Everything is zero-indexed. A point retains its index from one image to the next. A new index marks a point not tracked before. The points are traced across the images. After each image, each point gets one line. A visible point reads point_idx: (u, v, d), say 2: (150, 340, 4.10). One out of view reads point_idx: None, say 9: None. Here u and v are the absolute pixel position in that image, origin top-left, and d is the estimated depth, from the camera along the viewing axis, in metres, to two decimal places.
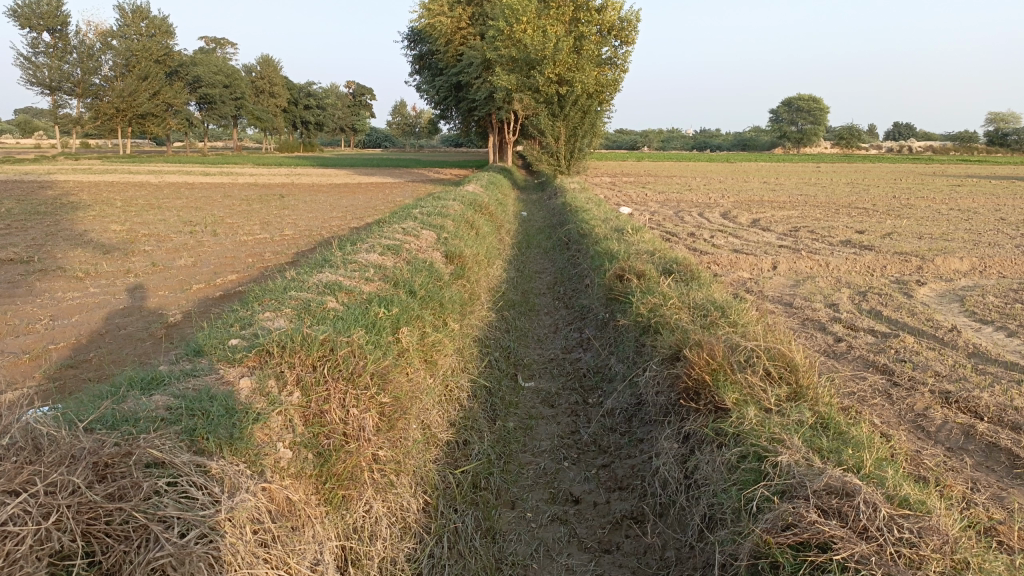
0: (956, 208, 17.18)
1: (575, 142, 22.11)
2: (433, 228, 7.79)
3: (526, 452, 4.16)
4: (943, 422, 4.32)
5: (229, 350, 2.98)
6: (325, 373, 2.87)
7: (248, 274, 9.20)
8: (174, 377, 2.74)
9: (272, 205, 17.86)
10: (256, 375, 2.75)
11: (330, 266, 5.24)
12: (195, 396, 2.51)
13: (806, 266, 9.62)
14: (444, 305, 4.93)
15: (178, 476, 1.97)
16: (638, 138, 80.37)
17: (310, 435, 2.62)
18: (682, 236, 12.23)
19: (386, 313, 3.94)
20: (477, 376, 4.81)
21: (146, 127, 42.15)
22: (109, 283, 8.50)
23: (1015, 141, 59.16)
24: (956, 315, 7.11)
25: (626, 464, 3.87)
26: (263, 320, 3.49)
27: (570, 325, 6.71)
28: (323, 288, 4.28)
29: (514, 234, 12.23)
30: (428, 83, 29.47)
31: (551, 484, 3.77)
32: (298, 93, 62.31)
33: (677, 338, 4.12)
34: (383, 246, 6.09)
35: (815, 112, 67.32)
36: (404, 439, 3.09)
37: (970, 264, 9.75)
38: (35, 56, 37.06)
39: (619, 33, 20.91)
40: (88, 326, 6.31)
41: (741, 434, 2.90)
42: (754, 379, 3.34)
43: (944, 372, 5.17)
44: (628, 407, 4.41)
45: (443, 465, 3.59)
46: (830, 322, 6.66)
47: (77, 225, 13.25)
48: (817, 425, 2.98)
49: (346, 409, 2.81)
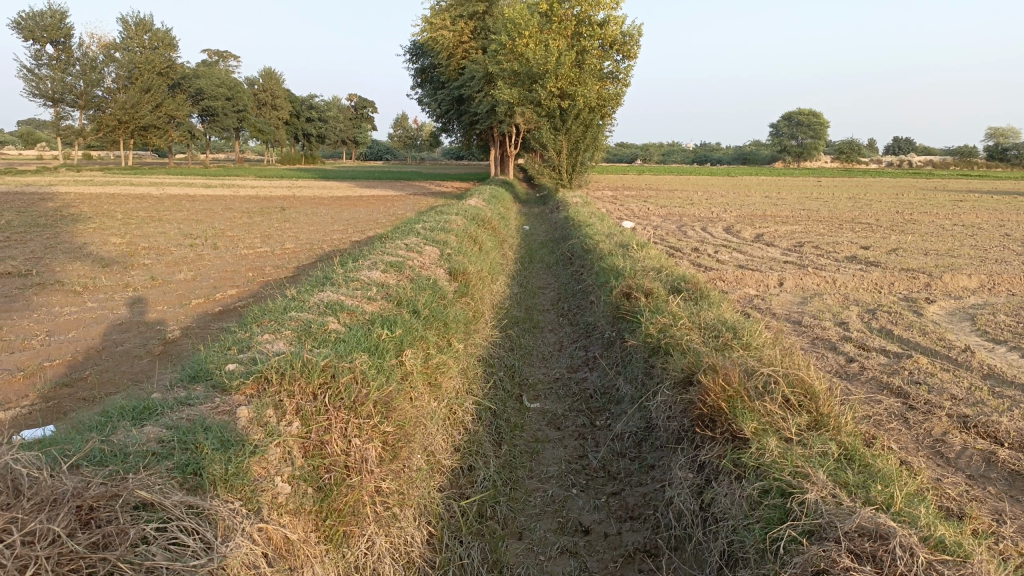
0: (961, 224, 17.05)
1: (576, 155, 22.03)
2: (436, 243, 7.69)
3: (533, 478, 4.02)
4: (963, 448, 4.18)
5: (225, 376, 2.85)
6: (326, 402, 2.73)
7: (248, 288, 9.09)
8: (168, 405, 2.61)
9: (274, 218, 17.80)
10: (254, 404, 2.61)
11: (331, 284, 5.12)
12: (189, 426, 2.38)
13: (813, 283, 9.50)
14: (448, 325, 4.80)
15: (168, 520, 1.84)
16: (638, 152, 80.56)
17: (309, 468, 2.49)
18: (686, 252, 12.12)
19: (389, 335, 3.81)
20: (482, 399, 4.67)
21: (148, 140, 42.21)
22: (107, 297, 8.39)
23: (1015, 156, 59.18)
24: (968, 334, 6.97)
25: (638, 493, 3.72)
26: (262, 343, 3.36)
27: (575, 344, 6.58)
28: (324, 308, 4.15)
29: (516, 248, 12.13)
30: (430, 97, 29.47)
31: (560, 513, 3.63)
32: (300, 105, 62.48)
33: (690, 360, 3.98)
34: (386, 263, 5.99)
35: (815, 127, 67.44)
36: (407, 468, 2.95)
37: (978, 281, 9.63)
38: (39, 68, 37.17)
39: (622, 48, 20.82)
40: (85, 342, 6.20)
41: (762, 467, 2.78)
42: (773, 408, 3.21)
43: (960, 395, 5.02)
44: (638, 432, 4.26)
45: (448, 494, 3.45)
46: (840, 341, 6.52)
47: (77, 237, 13.16)
48: (841, 458, 2.85)
49: (347, 439, 2.67)
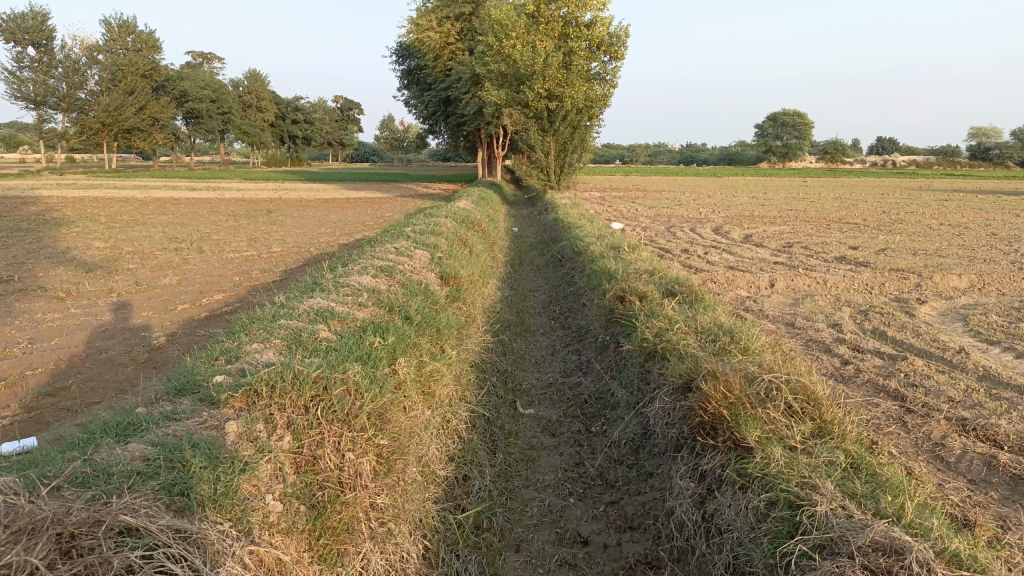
0: (947, 223, 17.12)
1: (564, 157, 21.96)
2: (426, 247, 7.59)
3: (529, 487, 3.93)
4: (962, 452, 4.13)
5: (213, 390, 2.74)
6: (318, 416, 2.63)
7: (235, 293, 8.96)
8: (153, 421, 2.50)
9: (260, 221, 17.63)
10: (243, 418, 2.51)
11: (321, 289, 5.01)
12: (175, 443, 2.27)
13: (804, 284, 9.47)
14: (441, 331, 4.70)
15: (154, 545, 1.74)
16: (625, 153, 80.70)
17: (302, 484, 2.39)
18: (676, 253, 12.08)
19: (381, 343, 3.71)
20: (476, 405, 4.58)
21: (132, 143, 41.81)
22: (90, 303, 8.23)
23: (997, 155, 59.60)
24: (962, 336, 6.93)
25: (637, 501, 3.65)
26: (251, 353, 3.26)
27: (567, 347, 6.50)
28: (314, 315, 4.05)
29: (506, 250, 12.05)
30: (416, 98, 29.32)
31: (558, 523, 3.55)
32: (286, 107, 62.13)
33: (688, 366, 3.91)
34: (377, 267, 5.88)
35: (800, 127, 67.66)
36: (402, 481, 2.85)
37: (968, 281, 9.64)
38: (21, 70, 36.69)
39: (608, 49, 20.77)
40: (68, 350, 6.05)
41: (768, 477, 2.71)
42: (776, 415, 3.15)
43: (957, 398, 4.97)
44: (635, 438, 4.18)
45: (443, 505, 3.37)
46: (834, 343, 6.48)
47: (60, 242, 12.94)
48: (848, 467, 2.79)
49: (340, 453, 2.57)
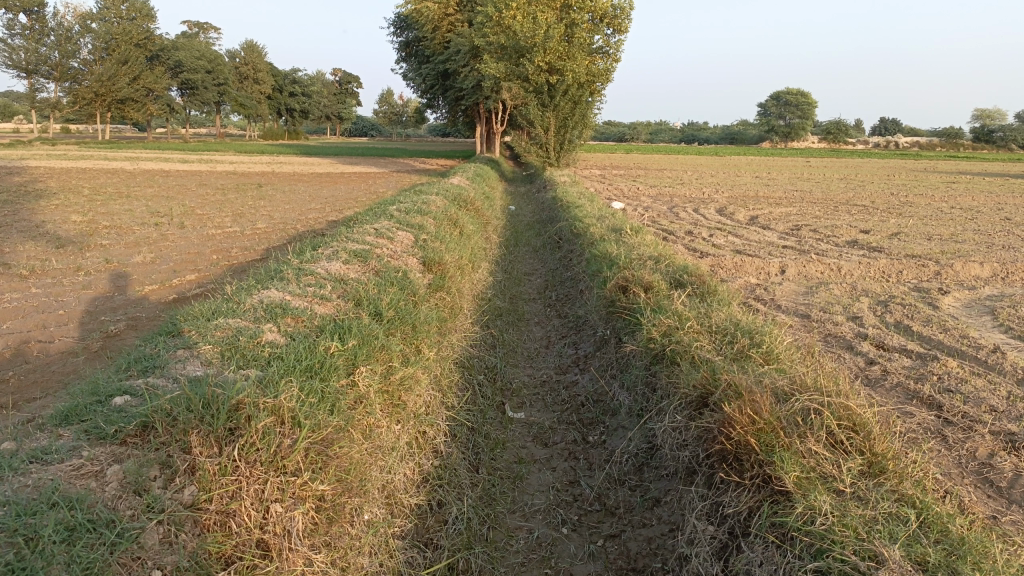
0: (957, 207, 16.52)
1: (564, 133, 21.19)
2: (410, 228, 7.00)
3: (515, 513, 3.37)
4: (1016, 474, 3.55)
5: (105, 419, 2.17)
6: (235, 456, 2.04)
7: (209, 274, 8.35)
8: (12, 463, 1.91)
9: (249, 195, 16.95)
10: (134, 461, 1.94)
11: (281, 279, 4.41)
12: (31, 502, 1.71)
13: (817, 271, 8.85)
14: (416, 327, 4.11)
15: None
16: (625, 130, 79.19)
17: (208, 553, 1.83)
18: (680, 235, 11.52)
19: (340, 347, 3.15)
20: (457, 411, 3.98)
21: (125, 113, 40.90)
22: (55, 282, 7.60)
23: (1001, 138, 58.54)
24: (992, 332, 6.33)
25: (641, 536, 3.07)
26: (172, 365, 2.71)
27: (564, 340, 5.91)
28: (262, 312, 3.48)
29: (501, 230, 11.49)
30: (415, 71, 28.52)
31: (547, 561, 2.99)
32: (283, 79, 61.05)
33: (703, 376, 3.29)
34: (349, 251, 5.29)
35: (803, 107, 66.00)
36: (351, 531, 2.24)
37: (991, 270, 9.03)
38: (11, 38, 35.53)
39: (612, 21, 20.03)
40: (17, 333, 5.44)
41: (814, 536, 2.15)
42: (819, 448, 2.55)
43: (1001, 408, 4.38)
44: (639, 453, 3.58)
45: (408, 544, 2.77)
46: (856, 339, 5.90)
47: (36, 215, 12.31)
48: (914, 522, 2.21)
49: (264, 504, 2.01)
